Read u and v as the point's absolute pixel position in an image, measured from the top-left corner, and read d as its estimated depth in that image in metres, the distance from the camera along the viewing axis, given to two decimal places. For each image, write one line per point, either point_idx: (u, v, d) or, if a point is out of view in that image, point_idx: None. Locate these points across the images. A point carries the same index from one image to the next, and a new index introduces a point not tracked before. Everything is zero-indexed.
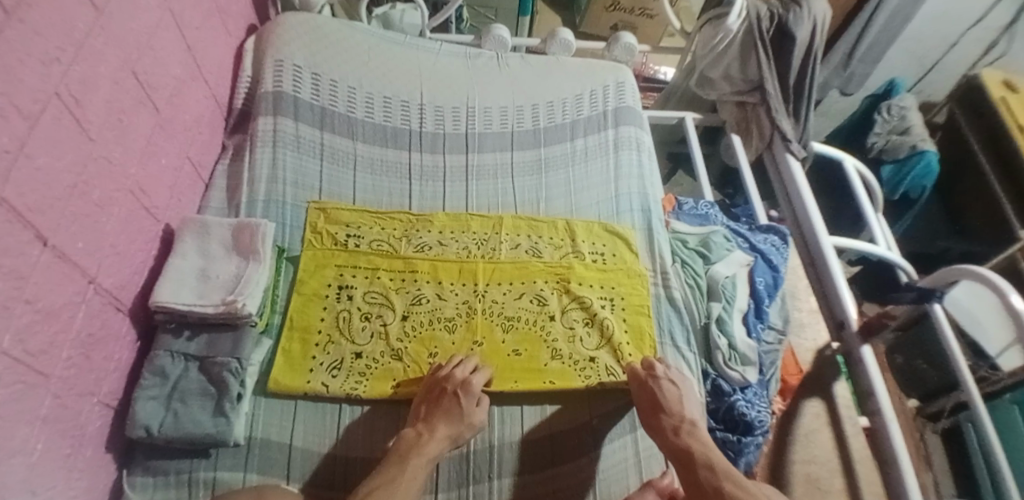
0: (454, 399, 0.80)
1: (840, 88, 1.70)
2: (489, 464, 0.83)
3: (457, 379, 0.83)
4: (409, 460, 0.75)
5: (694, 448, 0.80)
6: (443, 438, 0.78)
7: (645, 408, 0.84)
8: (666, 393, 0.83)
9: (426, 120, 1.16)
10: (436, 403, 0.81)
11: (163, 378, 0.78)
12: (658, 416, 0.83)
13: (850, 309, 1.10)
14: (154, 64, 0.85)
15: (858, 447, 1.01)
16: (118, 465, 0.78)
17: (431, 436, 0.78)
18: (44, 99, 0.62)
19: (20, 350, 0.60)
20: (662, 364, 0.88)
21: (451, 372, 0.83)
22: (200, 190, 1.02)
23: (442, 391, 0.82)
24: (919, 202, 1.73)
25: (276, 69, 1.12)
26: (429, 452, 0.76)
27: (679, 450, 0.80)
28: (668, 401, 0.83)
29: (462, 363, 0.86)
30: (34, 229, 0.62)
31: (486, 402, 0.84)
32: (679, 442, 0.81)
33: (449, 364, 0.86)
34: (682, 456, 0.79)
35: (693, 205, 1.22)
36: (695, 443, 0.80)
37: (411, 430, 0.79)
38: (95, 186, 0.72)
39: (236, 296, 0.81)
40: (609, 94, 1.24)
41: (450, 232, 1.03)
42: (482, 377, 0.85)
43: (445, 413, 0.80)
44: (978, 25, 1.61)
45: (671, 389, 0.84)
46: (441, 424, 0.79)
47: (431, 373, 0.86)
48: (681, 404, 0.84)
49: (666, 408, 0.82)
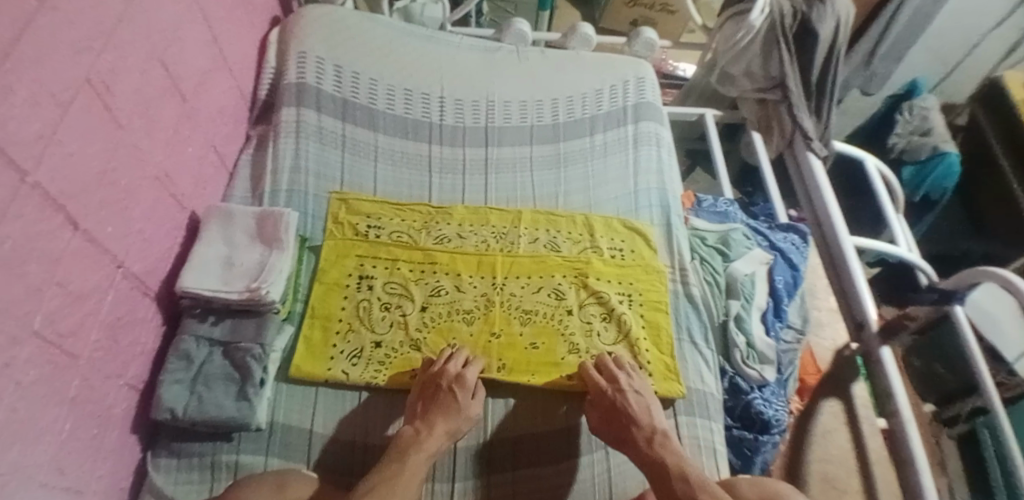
0: (450, 395, 0.80)
1: (861, 88, 1.68)
2: (510, 456, 0.84)
3: (451, 373, 0.82)
4: (409, 456, 0.74)
5: (665, 458, 0.76)
6: (441, 434, 0.77)
7: (609, 420, 0.81)
8: (633, 406, 0.81)
9: (446, 113, 1.16)
10: (432, 400, 0.80)
11: (188, 362, 0.79)
12: (624, 428, 0.80)
13: (869, 308, 1.07)
14: (180, 55, 0.87)
15: (875, 447, 1.02)
16: (142, 447, 0.79)
17: (429, 433, 0.77)
18: (75, 86, 0.64)
19: (52, 331, 0.61)
20: (626, 376, 0.85)
21: (443, 368, 0.83)
22: (224, 180, 1.03)
23: (437, 388, 0.81)
24: (941, 204, 1.71)
25: (299, 61, 1.13)
26: (428, 449, 0.75)
27: (651, 462, 0.76)
28: (631, 415, 0.81)
29: (453, 357, 0.85)
30: (66, 214, 0.63)
31: (480, 396, 0.83)
32: (650, 452, 0.77)
33: (440, 359, 0.85)
34: (655, 467, 0.76)
35: (712, 202, 1.22)
36: (667, 451, 0.77)
37: (408, 428, 0.78)
38: (124, 173, 0.74)
39: (259, 283, 0.82)
40: (628, 89, 1.23)
41: (469, 225, 1.03)
42: (476, 370, 0.85)
43: (441, 409, 0.79)
44: (999, 27, 1.60)
45: (637, 401, 0.82)
46: (439, 420, 0.78)
47: (421, 371, 0.85)
48: (646, 416, 0.81)
49: (634, 419, 0.80)
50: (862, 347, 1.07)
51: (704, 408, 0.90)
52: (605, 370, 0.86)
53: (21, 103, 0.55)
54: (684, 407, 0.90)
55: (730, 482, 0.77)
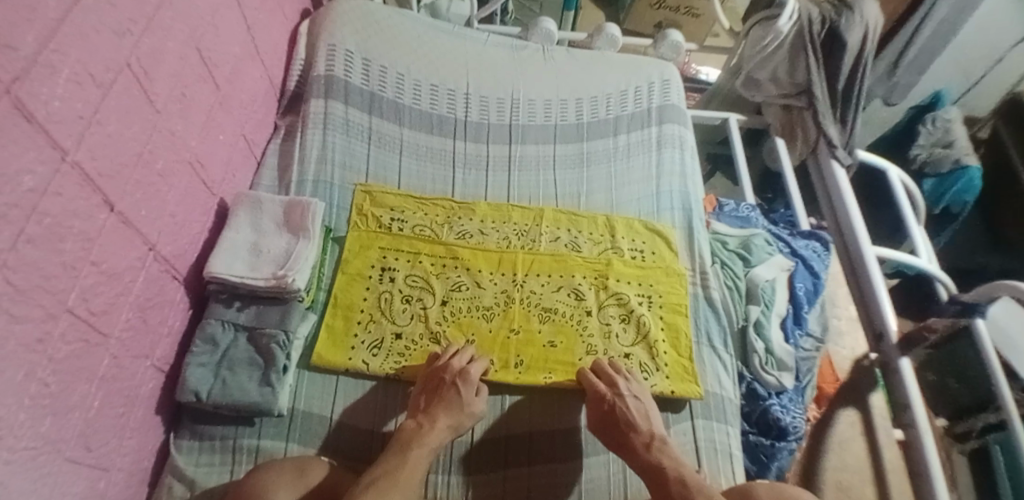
0: (453, 389, 0.80)
1: (884, 98, 1.66)
2: (527, 451, 0.84)
3: (454, 368, 0.83)
4: (411, 450, 0.74)
5: (663, 461, 0.76)
6: (443, 428, 0.77)
7: (605, 423, 0.81)
8: (631, 412, 0.81)
9: (471, 109, 1.17)
10: (434, 394, 0.81)
11: (213, 346, 0.80)
12: (620, 433, 0.80)
13: (889, 319, 1.06)
14: (215, 42, 0.88)
15: (890, 457, 1.02)
16: (165, 428, 0.80)
17: (432, 426, 0.77)
18: (116, 69, 0.65)
19: (85, 308, 0.62)
20: (625, 381, 0.85)
21: (448, 363, 0.83)
22: (252, 168, 1.04)
23: (440, 382, 0.82)
24: (961, 217, 1.67)
25: (328, 53, 1.14)
26: (429, 443, 0.75)
27: (648, 465, 0.76)
28: (626, 419, 0.80)
29: (457, 354, 0.86)
30: (102, 194, 0.64)
31: (483, 393, 0.84)
32: (648, 456, 0.77)
33: (445, 354, 0.86)
34: (654, 469, 0.75)
35: (733, 207, 1.22)
36: (665, 455, 0.77)
37: (410, 421, 0.78)
38: (159, 156, 0.75)
39: (286, 271, 0.83)
40: (653, 91, 1.23)
41: (491, 221, 1.04)
42: (480, 367, 0.85)
43: (443, 403, 0.79)
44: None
45: (634, 406, 0.82)
46: (441, 414, 0.78)
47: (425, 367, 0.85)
48: (643, 421, 0.81)
49: (632, 424, 0.80)
50: (882, 357, 1.07)
51: (722, 413, 0.90)
52: (603, 373, 0.86)
53: (64, 81, 0.56)
54: (701, 410, 0.89)
55: (747, 484, 0.76)
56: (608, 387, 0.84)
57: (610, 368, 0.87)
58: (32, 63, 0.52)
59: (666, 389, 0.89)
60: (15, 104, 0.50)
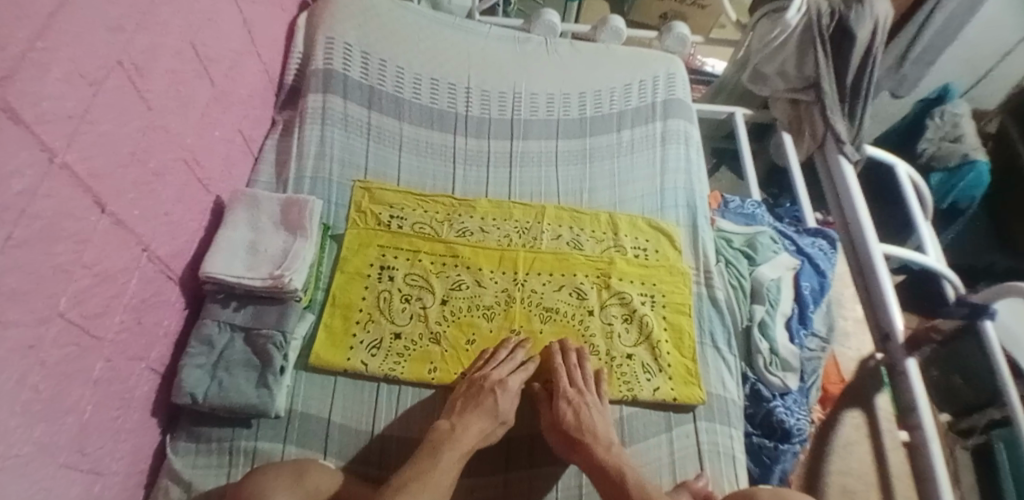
0: (491, 396, 0.79)
1: (891, 90, 1.64)
2: (527, 448, 0.84)
3: (494, 377, 0.81)
4: (442, 452, 0.73)
5: (607, 461, 0.75)
6: (476, 431, 0.76)
7: (562, 426, 0.79)
8: (591, 416, 0.80)
9: (472, 104, 1.14)
10: (473, 399, 0.80)
11: (210, 347, 0.79)
12: (568, 436, 0.78)
13: (896, 319, 1.07)
14: (212, 37, 0.86)
15: (896, 462, 0.98)
16: (163, 430, 0.80)
17: (464, 431, 0.76)
18: (107, 66, 0.63)
19: (77, 312, 0.61)
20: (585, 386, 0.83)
21: (489, 372, 0.82)
22: (250, 164, 1.02)
23: (480, 388, 0.80)
24: (969, 212, 1.65)
25: (327, 47, 1.12)
26: (462, 445, 0.74)
27: (595, 468, 0.75)
28: (570, 424, 0.79)
29: (501, 360, 0.84)
30: (94, 196, 0.63)
31: (518, 399, 0.82)
32: (593, 456, 0.76)
33: (494, 361, 0.84)
34: (601, 470, 0.75)
35: (739, 204, 1.20)
36: (612, 458, 0.76)
37: (445, 423, 0.77)
38: (153, 155, 0.73)
39: (283, 271, 0.82)
40: (658, 86, 1.21)
41: (492, 219, 1.02)
42: (521, 378, 0.83)
43: (479, 407, 0.78)
44: None
45: (587, 414, 0.80)
46: (476, 420, 0.77)
47: (471, 371, 0.85)
48: (592, 423, 0.79)
49: (592, 430, 0.78)
50: (889, 358, 1.06)
51: (724, 415, 0.88)
52: (568, 372, 0.84)
53: (54, 80, 0.55)
54: (704, 412, 0.88)
55: (750, 489, 0.74)
56: (571, 389, 0.82)
57: (573, 366, 0.85)
58: (21, 62, 0.50)
59: (670, 392, 0.87)
60: (3, 105, 0.48)
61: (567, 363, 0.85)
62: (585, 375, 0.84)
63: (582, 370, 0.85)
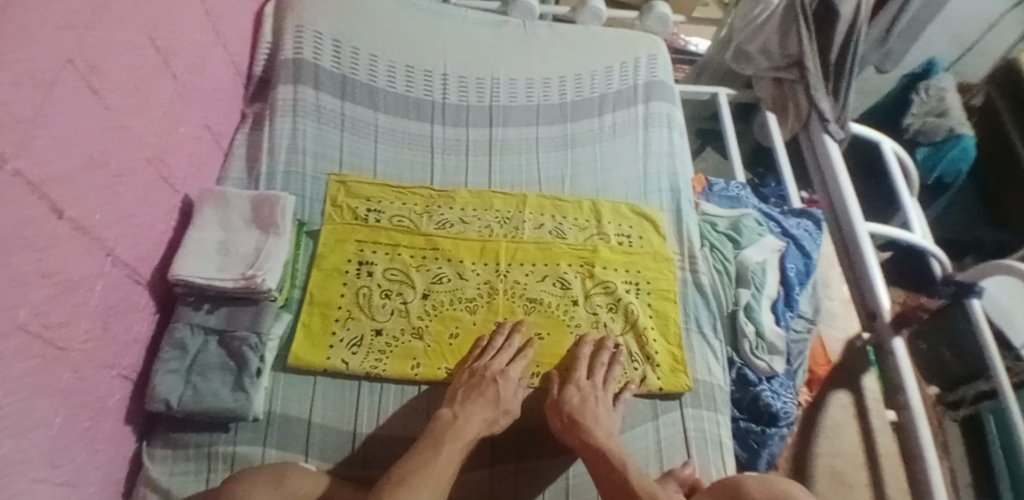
0: (493, 385, 0.79)
1: (877, 65, 1.61)
2: (527, 446, 0.83)
3: (495, 366, 0.81)
4: (445, 444, 0.72)
5: (604, 445, 0.75)
6: (479, 422, 0.76)
7: (565, 407, 0.79)
8: (584, 407, 0.78)
9: (449, 91, 1.11)
10: (474, 388, 0.79)
11: (183, 352, 0.77)
12: (569, 418, 0.78)
13: (883, 298, 1.04)
14: (172, 30, 0.82)
15: (884, 443, 1.01)
16: (138, 437, 0.78)
17: (467, 420, 0.75)
18: (58, 67, 0.60)
19: (39, 324, 0.58)
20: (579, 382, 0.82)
21: (489, 361, 0.82)
22: (219, 160, 0.99)
23: (482, 377, 0.80)
24: (954, 187, 1.64)
25: (296, 36, 1.08)
26: (464, 436, 0.74)
27: (588, 447, 0.75)
28: (574, 406, 0.79)
29: (499, 349, 0.84)
30: (50, 202, 0.60)
31: (520, 390, 0.82)
32: (590, 438, 0.75)
33: (492, 350, 0.84)
34: (594, 451, 0.74)
35: (723, 186, 1.18)
36: (608, 441, 0.76)
37: (447, 412, 0.77)
38: (113, 157, 0.70)
39: (255, 271, 0.79)
40: (639, 67, 1.18)
41: (472, 209, 1.00)
42: (520, 366, 0.83)
43: (482, 397, 0.78)
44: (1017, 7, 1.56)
45: (591, 402, 0.79)
46: (478, 409, 0.76)
47: (472, 361, 0.84)
48: (592, 408, 0.79)
49: (593, 415, 0.78)
50: (875, 338, 1.05)
51: (710, 401, 0.87)
52: (590, 366, 0.85)
53: (4, 84, 0.51)
54: (690, 399, 0.87)
55: (737, 480, 0.72)
56: (586, 379, 0.82)
57: (601, 365, 0.85)
58: None
59: (654, 380, 0.87)
60: None
61: (594, 361, 0.85)
62: (609, 375, 0.84)
63: (611, 371, 0.85)
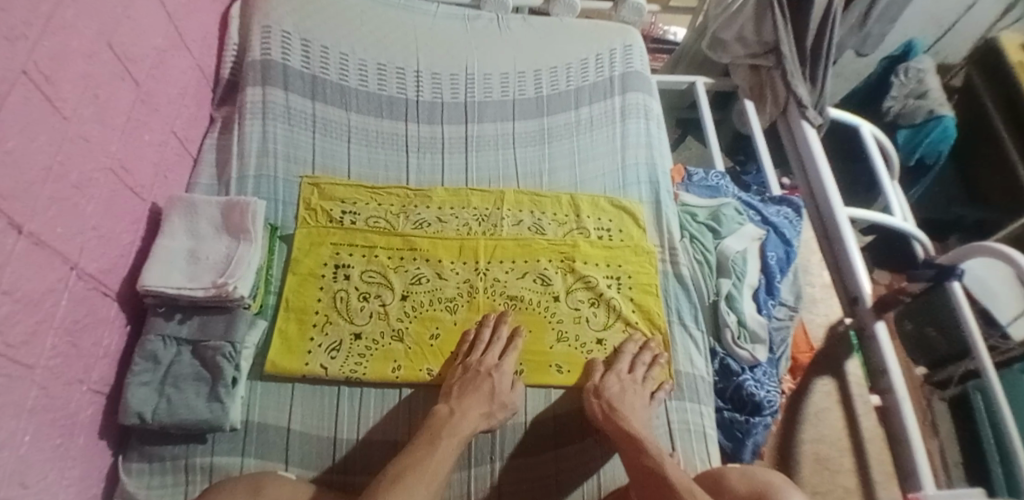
0: (488, 379, 0.80)
1: (856, 49, 1.56)
2: (548, 444, 0.82)
3: (488, 361, 0.82)
4: (441, 440, 0.72)
5: (640, 434, 0.76)
6: (477, 417, 0.76)
7: (606, 394, 0.80)
8: (622, 399, 0.79)
9: (423, 89, 1.10)
10: (469, 383, 0.79)
11: (155, 363, 0.76)
12: (608, 404, 0.79)
13: (863, 282, 1.04)
14: (131, 34, 0.80)
15: (868, 426, 1.04)
16: (113, 451, 0.76)
17: (464, 415, 0.75)
18: (10, 78, 0.58)
19: (1, 342, 0.57)
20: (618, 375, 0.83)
21: (483, 356, 0.82)
22: (189, 166, 0.98)
23: (476, 373, 0.80)
24: (936, 168, 1.65)
25: (263, 36, 1.06)
26: (461, 431, 0.74)
27: (627, 436, 0.76)
28: (613, 393, 0.80)
29: (490, 344, 0.84)
30: (7, 217, 0.58)
31: (516, 385, 0.82)
32: (627, 425, 0.77)
33: (481, 345, 0.84)
34: (628, 438, 0.76)
35: (702, 176, 1.18)
36: (643, 430, 0.77)
37: (444, 407, 0.77)
38: (73, 167, 0.68)
39: (227, 278, 0.78)
40: (615, 59, 1.18)
41: (449, 208, 0.99)
42: (512, 362, 0.83)
43: (477, 392, 0.78)
44: None
45: (631, 393, 0.81)
46: (474, 404, 0.76)
47: (462, 357, 0.84)
48: (631, 399, 0.80)
49: (631, 406, 0.80)
50: (857, 322, 1.05)
51: (694, 392, 0.88)
52: (632, 362, 0.86)
53: None
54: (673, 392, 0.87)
55: (720, 473, 0.72)
56: (627, 373, 0.84)
57: (644, 364, 0.86)
58: None
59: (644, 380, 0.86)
60: None
61: (636, 359, 0.86)
62: (650, 373, 0.85)
63: (652, 370, 0.86)
